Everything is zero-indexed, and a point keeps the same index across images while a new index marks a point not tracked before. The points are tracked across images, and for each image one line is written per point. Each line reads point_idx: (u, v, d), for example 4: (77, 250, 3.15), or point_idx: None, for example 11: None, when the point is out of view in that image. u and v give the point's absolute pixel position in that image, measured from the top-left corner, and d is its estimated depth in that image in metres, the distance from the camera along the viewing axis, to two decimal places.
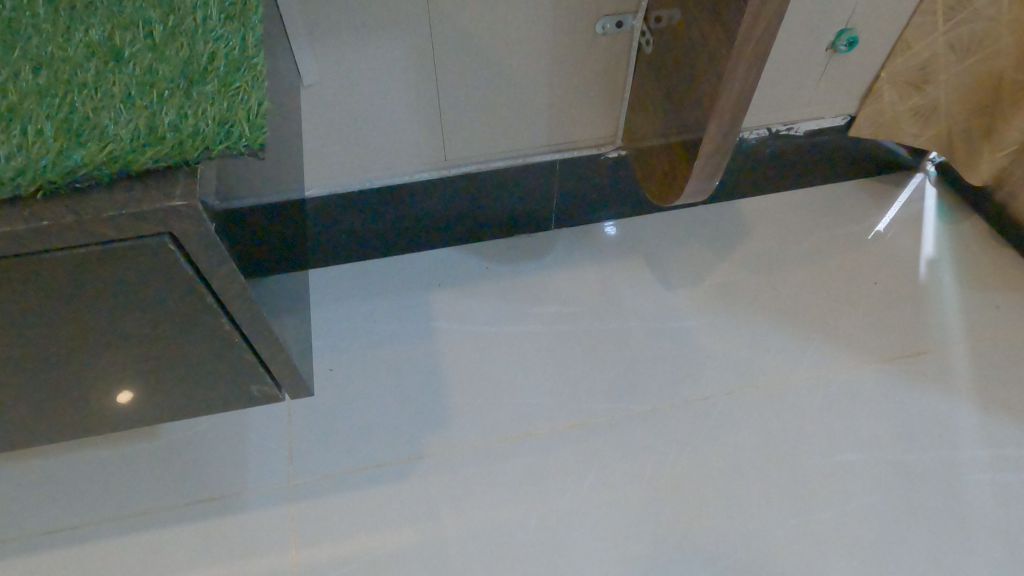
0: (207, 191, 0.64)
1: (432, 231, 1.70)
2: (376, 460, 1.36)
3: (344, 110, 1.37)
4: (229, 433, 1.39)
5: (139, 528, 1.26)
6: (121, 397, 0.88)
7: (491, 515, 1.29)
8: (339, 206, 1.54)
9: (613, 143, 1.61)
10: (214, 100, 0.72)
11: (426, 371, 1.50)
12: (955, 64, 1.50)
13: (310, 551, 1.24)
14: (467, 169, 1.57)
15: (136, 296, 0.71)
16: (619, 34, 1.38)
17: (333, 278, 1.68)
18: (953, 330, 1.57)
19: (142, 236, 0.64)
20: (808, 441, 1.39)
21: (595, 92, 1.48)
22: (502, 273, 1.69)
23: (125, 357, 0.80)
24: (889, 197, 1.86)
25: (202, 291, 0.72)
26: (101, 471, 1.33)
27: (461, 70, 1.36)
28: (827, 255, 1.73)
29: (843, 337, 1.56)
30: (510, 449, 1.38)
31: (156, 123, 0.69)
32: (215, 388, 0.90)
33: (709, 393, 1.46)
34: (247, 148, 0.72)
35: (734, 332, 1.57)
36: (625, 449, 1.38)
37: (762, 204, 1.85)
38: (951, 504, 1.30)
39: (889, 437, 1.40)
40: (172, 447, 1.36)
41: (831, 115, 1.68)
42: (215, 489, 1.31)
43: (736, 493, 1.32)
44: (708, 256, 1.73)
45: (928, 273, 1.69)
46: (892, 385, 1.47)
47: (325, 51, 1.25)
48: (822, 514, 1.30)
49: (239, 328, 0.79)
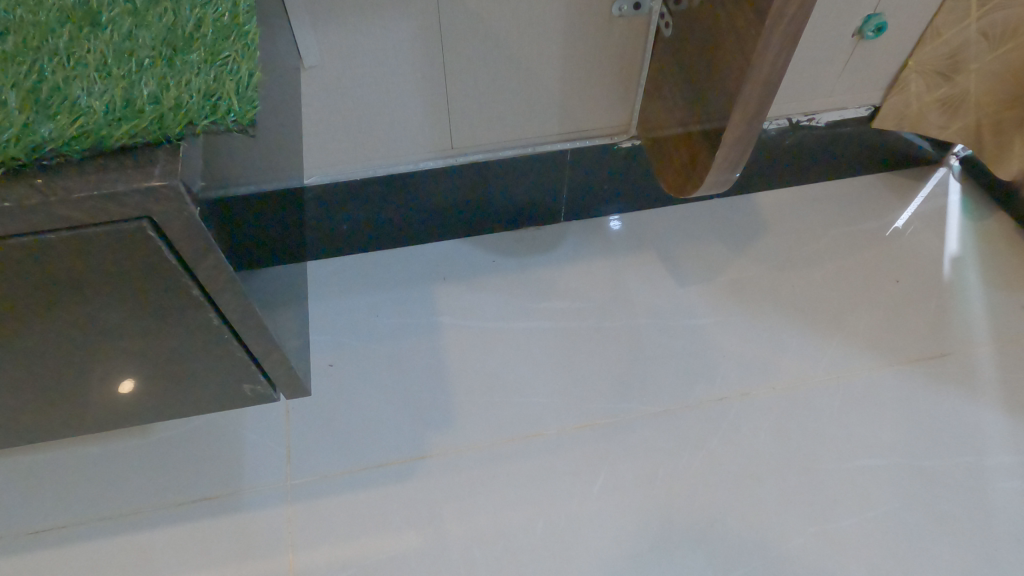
0: (191, 172, 0.53)
1: (426, 222, 1.49)
2: (376, 460, 1.21)
3: (325, 83, 1.16)
4: (165, 440, 1.23)
5: (53, 546, 1.11)
6: (123, 387, 0.74)
7: (497, 519, 1.15)
8: (341, 194, 1.36)
9: (628, 133, 1.39)
10: (199, 71, 0.62)
11: (420, 368, 1.33)
12: (989, 52, 1.30)
13: (306, 556, 1.11)
14: (475, 158, 1.37)
15: (78, 296, 0.59)
16: (635, 18, 1.17)
17: (332, 272, 1.49)
18: (978, 330, 1.39)
19: (117, 220, 0.53)
20: (826, 443, 1.23)
21: (606, 80, 1.28)
22: (509, 265, 1.50)
23: (105, 356, 0.68)
24: (912, 191, 1.65)
25: (186, 284, 0.60)
26: (13, 493, 1.16)
27: (461, 52, 1.17)
28: (847, 251, 1.52)
29: (866, 338, 1.37)
30: (514, 451, 1.22)
31: (134, 95, 0.58)
32: (202, 385, 0.77)
33: (724, 393, 1.29)
34: (236, 124, 0.60)
35: (751, 332, 1.38)
36: (638, 452, 1.22)
37: (777, 198, 1.63)
38: (986, 526, 1.14)
39: (916, 445, 1.23)
40: (101, 457, 1.20)
41: (855, 104, 1.47)
42: (139, 505, 1.15)
43: (750, 495, 1.17)
44: (721, 251, 1.53)
45: (951, 271, 1.49)
46: (916, 388, 1.30)
47: (326, 38, 1.09)
48: (842, 522, 1.14)
49: (228, 323, 0.66)
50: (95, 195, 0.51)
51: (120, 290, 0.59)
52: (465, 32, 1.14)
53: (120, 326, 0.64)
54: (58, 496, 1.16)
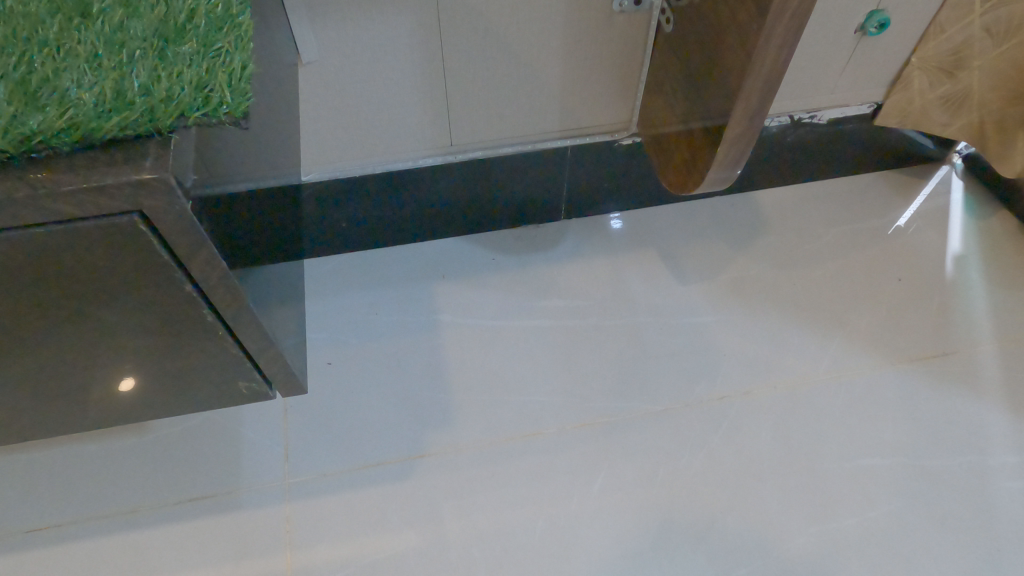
0: (183, 167, 0.53)
1: (426, 219, 1.49)
2: (378, 458, 1.22)
3: (324, 79, 1.16)
4: (168, 437, 1.24)
5: (57, 543, 1.12)
6: (125, 385, 0.77)
7: (497, 518, 1.16)
8: (341, 191, 1.36)
9: (628, 130, 1.40)
10: (191, 63, 0.62)
11: (421, 367, 1.34)
12: (993, 48, 1.29)
13: (307, 554, 1.12)
14: (474, 155, 1.37)
15: (71, 292, 0.60)
16: (635, 14, 1.17)
17: (333, 269, 1.49)
18: (979, 329, 1.39)
19: (110, 216, 0.53)
20: (824, 442, 1.24)
21: (606, 77, 1.28)
22: (510, 263, 1.50)
23: (102, 352, 0.69)
24: (914, 189, 1.64)
25: (181, 281, 0.61)
26: (17, 490, 1.18)
27: (460, 48, 1.16)
28: (847, 250, 1.53)
29: (866, 337, 1.38)
30: (515, 449, 1.23)
31: (125, 86, 0.58)
32: (201, 381, 0.78)
33: (724, 392, 1.30)
34: (228, 116, 0.61)
35: (752, 331, 1.39)
36: (638, 451, 1.23)
37: (778, 195, 1.63)
38: (982, 524, 1.15)
39: (915, 444, 1.24)
40: (104, 454, 1.22)
41: (857, 102, 1.46)
42: (141, 503, 1.17)
43: (748, 494, 1.19)
44: (722, 249, 1.53)
45: (953, 271, 1.49)
46: (915, 387, 1.31)
47: (325, 35, 1.09)
48: (840, 521, 1.16)
49: (224, 319, 0.67)
50: (85, 187, 0.51)
51: (115, 286, 0.60)
52: (466, 27, 1.13)
53: (115, 322, 0.64)
54: (61, 493, 1.18)
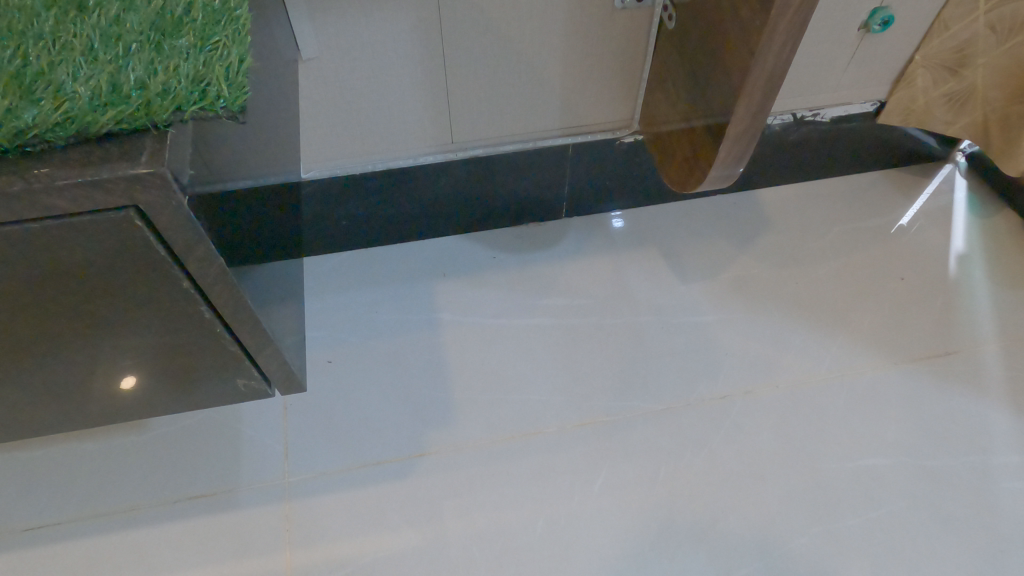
0: (180, 160, 0.51)
1: (426, 218, 1.48)
2: (376, 458, 1.20)
3: (324, 76, 1.15)
4: (164, 436, 1.23)
5: (50, 543, 1.10)
6: (126, 381, 0.73)
7: (497, 518, 1.14)
8: (341, 189, 1.35)
9: (630, 128, 1.39)
10: (189, 56, 0.60)
11: (420, 366, 1.33)
12: (997, 45, 1.28)
13: (304, 554, 1.10)
14: (475, 153, 1.36)
15: (64, 286, 0.57)
16: (638, 10, 1.16)
17: (332, 268, 1.48)
18: (985, 329, 1.37)
19: (103, 210, 0.51)
20: (829, 442, 1.22)
21: (608, 74, 1.27)
22: (510, 262, 1.49)
23: (95, 350, 0.66)
24: (917, 188, 1.63)
25: (177, 276, 0.58)
26: (11, 489, 1.16)
27: (462, 44, 1.16)
28: (851, 249, 1.51)
29: (870, 337, 1.36)
30: (514, 449, 1.22)
31: (120, 79, 0.56)
32: (200, 377, 0.75)
33: (726, 391, 1.29)
34: (226, 112, 0.59)
35: (755, 330, 1.37)
36: (639, 451, 1.21)
37: (780, 194, 1.62)
38: (992, 527, 1.13)
39: (921, 445, 1.22)
40: (98, 454, 1.20)
41: (860, 100, 1.45)
42: (136, 503, 1.15)
43: (751, 495, 1.17)
44: (724, 248, 1.52)
45: (958, 270, 1.47)
46: (921, 387, 1.29)
47: (326, 31, 1.08)
48: (846, 522, 1.14)
49: (222, 316, 0.65)
50: (77, 184, 0.49)
51: (109, 282, 0.58)
52: (466, 23, 1.12)
53: (109, 320, 0.62)
54: (55, 492, 1.16)
